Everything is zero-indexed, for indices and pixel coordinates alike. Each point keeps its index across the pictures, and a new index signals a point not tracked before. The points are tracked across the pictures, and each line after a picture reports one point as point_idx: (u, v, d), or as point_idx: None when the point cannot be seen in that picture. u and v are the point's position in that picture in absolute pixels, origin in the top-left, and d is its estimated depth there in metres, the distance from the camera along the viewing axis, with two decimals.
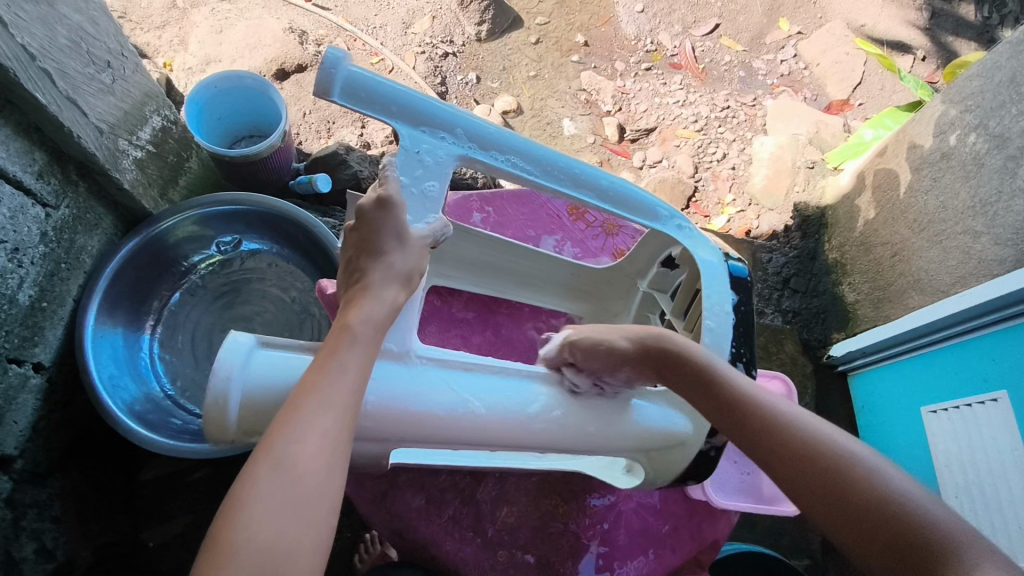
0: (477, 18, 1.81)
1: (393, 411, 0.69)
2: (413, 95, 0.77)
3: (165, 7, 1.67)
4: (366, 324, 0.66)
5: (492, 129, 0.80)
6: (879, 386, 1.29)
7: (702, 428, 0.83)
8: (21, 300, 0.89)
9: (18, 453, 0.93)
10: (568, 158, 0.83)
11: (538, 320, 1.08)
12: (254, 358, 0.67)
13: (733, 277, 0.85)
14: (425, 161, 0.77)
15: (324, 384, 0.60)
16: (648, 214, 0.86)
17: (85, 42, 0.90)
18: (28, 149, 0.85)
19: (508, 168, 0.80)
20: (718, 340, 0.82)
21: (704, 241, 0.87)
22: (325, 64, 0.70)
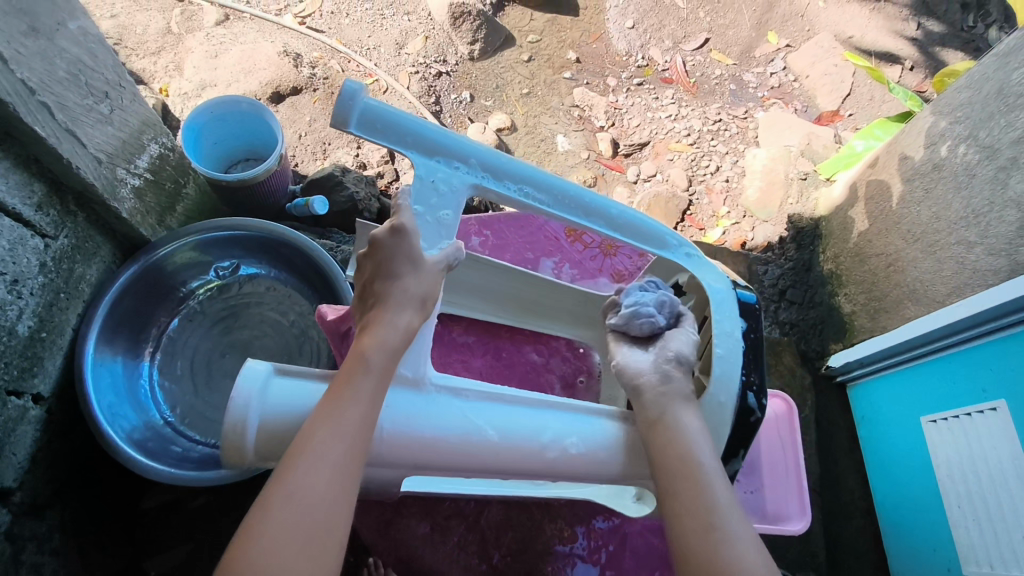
0: (470, 37, 1.84)
1: (406, 439, 0.68)
2: (429, 125, 0.77)
3: (160, 33, 1.68)
4: (380, 353, 0.67)
5: (506, 160, 0.80)
6: (879, 397, 1.29)
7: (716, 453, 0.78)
8: (21, 331, 0.89)
9: (17, 485, 0.92)
10: (579, 188, 0.82)
11: (538, 342, 1.09)
12: (270, 386, 0.67)
13: (742, 305, 0.84)
14: (440, 189, 0.77)
15: (336, 413, 0.62)
16: (657, 242, 0.86)
17: (84, 74, 0.91)
18: (28, 181, 0.85)
19: (521, 198, 0.80)
20: (727, 369, 0.79)
21: (712, 269, 0.86)
22: (343, 96, 0.70)
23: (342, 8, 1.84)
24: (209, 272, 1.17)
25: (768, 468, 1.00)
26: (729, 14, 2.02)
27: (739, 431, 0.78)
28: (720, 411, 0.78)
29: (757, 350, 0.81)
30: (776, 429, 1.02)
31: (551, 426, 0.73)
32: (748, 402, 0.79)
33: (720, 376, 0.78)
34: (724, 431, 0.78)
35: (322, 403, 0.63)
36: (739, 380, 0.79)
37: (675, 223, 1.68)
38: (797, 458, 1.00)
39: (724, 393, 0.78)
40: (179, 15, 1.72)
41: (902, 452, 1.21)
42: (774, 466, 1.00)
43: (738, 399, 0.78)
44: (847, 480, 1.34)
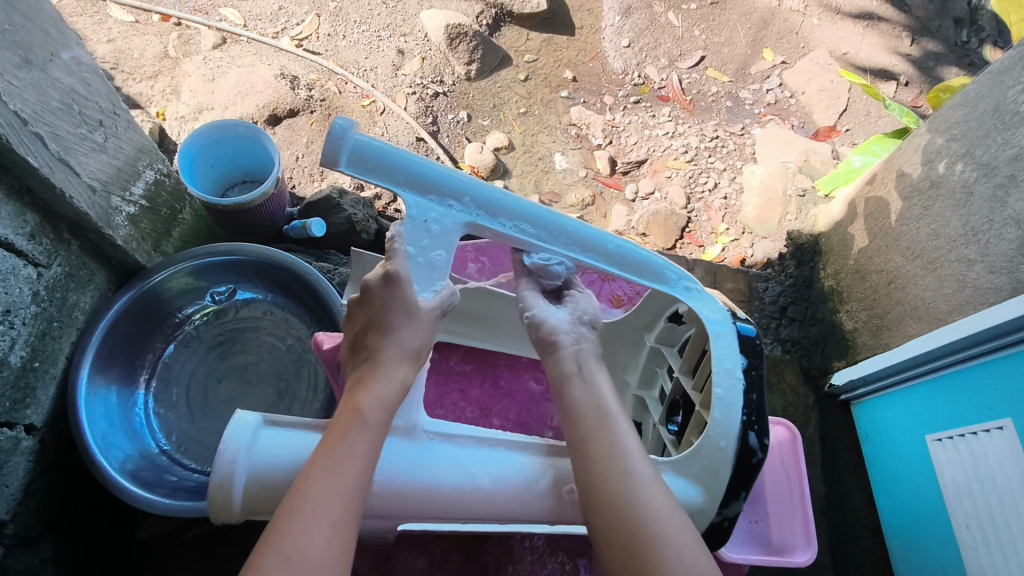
0: (466, 58, 1.85)
1: (401, 488, 0.67)
2: (421, 162, 0.75)
3: (157, 57, 1.69)
4: (376, 408, 0.66)
5: (500, 195, 0.79)
6: (884, 415, 1.27)
7: (715, 496, 0.76)
8: (13, 361, 0.88)
9: (9, 517, 0.91)
10: (575, 222, 0.81)
11: (537, 371, 1.07)
12: (259, 438, 0.65)
13: (743, 340, 0.83)
14: (432, 230, 0.76)
15: (333, 468, 0.61)
16: (655, 277, 0.84)
17: (77, 104, 0.90)
18: (20, 211, 0.85)
19: (514, 235, 0.79)
20: (727, 411, 0.78)
21: (710, 300, 0.85)
22: (333, 135, 0.69)
23: (339, 30, 1.85)
24: (205, 297, 1.17)
25: (772, 496, 0.98)
26: (723, 32, 2.04)
27: (740, 472, 0.77)
28: (718, 455, 0.76)
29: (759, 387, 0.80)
30: (780, 457, 1.01)
31: (548, 472, 0.72)
32: (749, 442, 0.77)
33: (718, 419, 0.77)
34: (723, 474, 0.76)
35: (317, 454, 0.62)
36: (739, 420, 0.77)
37: (675, 241, 1.67)
38: (802, 486, 0.97)
39: (723, 436, 0.77)
40: (177, 40, 1.73)
41: (907, 470, 1.20)
42: (779, 495, 0.98)
43: (739, 442, 0.77)
44: (853, 499, 1.32)
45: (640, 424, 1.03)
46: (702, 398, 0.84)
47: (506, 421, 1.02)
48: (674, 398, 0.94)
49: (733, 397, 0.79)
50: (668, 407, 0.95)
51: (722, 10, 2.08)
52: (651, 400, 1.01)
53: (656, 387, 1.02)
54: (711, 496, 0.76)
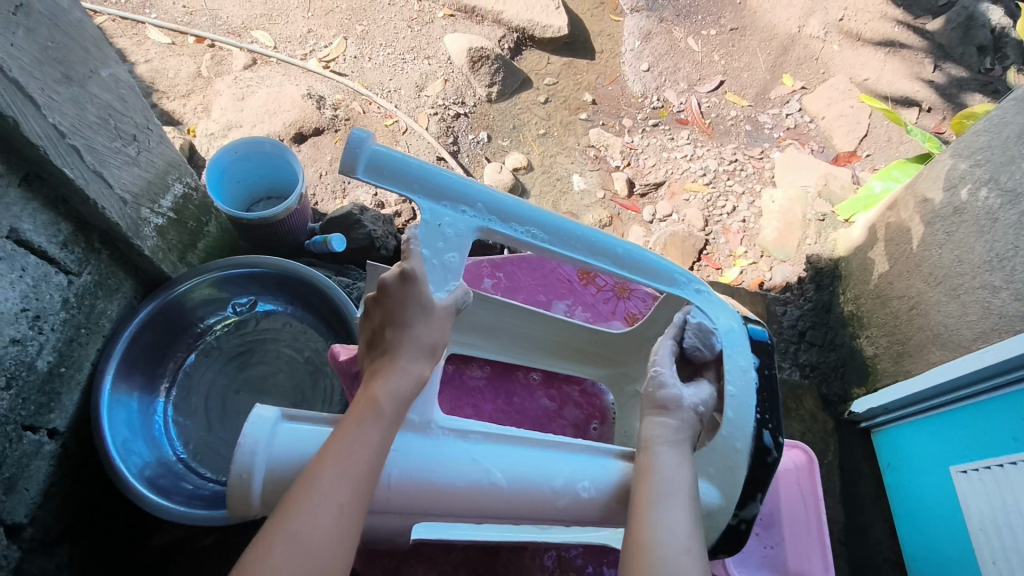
0: (488, 80, 1.89)
1: (414, 483, 0.67)
2: (436, 170, 0.77)
3: (190, 76, 1.75)
4: (391, 400, 0.68)
5: (512, 201, 0.80)
6: (908, 444, 1.24)
7: (731, 496, 0.75)
8: (40, 366, 0.91)
9: (28, 520, 0.93)
10: (588, 228, 0.82)
11: (551, 386, 1.07)
12: (278, 432, 0.66)
13: (755, 342, 0.83)
14: (447, 234, 0.77)
15: (343, 454, 0.62)
16: (666, 279, 0.85)
17: (113, 118, 0.94)
18: (54, 221, 0.89)
19: (526, 240, 0.80)
20: (740, 410, 0.77)
21: (723, 305, 0.85)
22: (351, 144, 0.71)
23: (364, 53, 1.91)
24: (227, 308, 1.19)
25: (788, 519, 0.97)
26: (743, 58, 2.06)
27: (755, 483, 0.76)
28: (734, 455, 0.76)
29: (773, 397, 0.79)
30: (799, 483, 0.99)
31: (563, 469, 0.72)
32: (765, 440, 0.77)
33: (732, 418, 0.77)
34: (739, 473, 0.75)
35: (331, 442, 0.63)
36: (753, 417, 0.77)
37: (692, 263, 1.67)
38: (819, 515, 0.96)
39: (738, 437, 0.76)
40: (209, 60, 1.79)
41: (934, 501, 1.16)
42: (795, 521, 0.96)
43: (754, 439, 0.76)
44: (874, 530, 1.28)
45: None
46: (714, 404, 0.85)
47: None
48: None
49: (747, 395, 0.79)
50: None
51: (742, 36, 2.10)
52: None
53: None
54: (727, 495, 0.75)
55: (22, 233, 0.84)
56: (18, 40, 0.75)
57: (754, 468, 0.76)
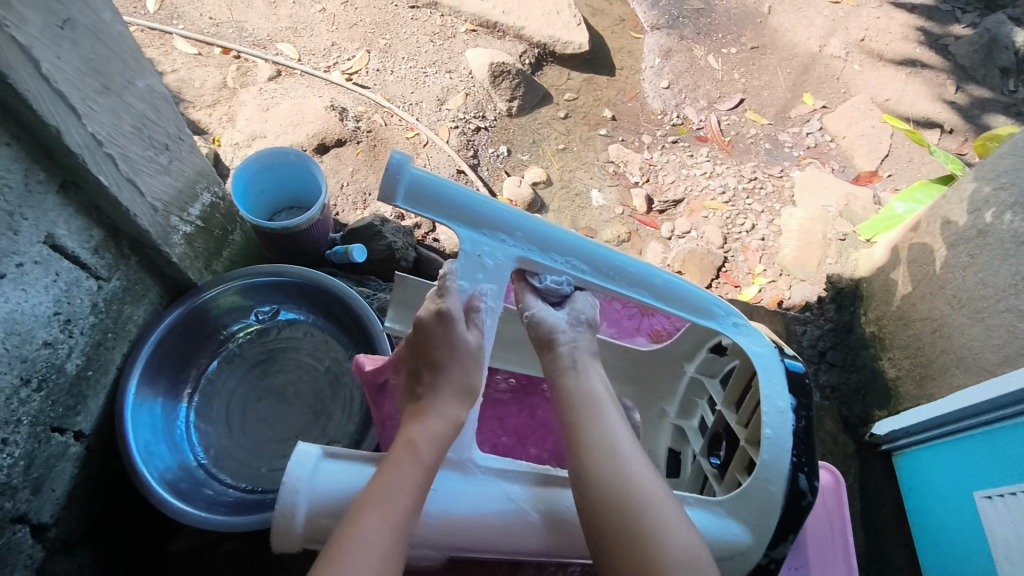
0: (509, 95, 1.90)
1: (452, 523, 0.68)
2: (476, 197, 0.76)
3: (216, 87, 1.78)
4: (428, 444, 0.68)
5: (552, 230, 0.79)
6: (932, 469, 1.22)
7: (763, 538, 0.74)
8: (68, 368, 0.93)
9: (53, 520, 0.95)
10: (626, 258, 0.81)
11: None
12: (321, 469, 0.66)
13: (790, 375, 0.81)
14: (486, 264, 0.77)
15: (382, 496, 0.63)
16: (703, 311, 0.83)
17: (147, 128, 0.95)
18: (87, 227, 0.90)
19: (566, 270, 0.79)
20: (777, 454, 0.75)
21: (757, 336, 0.83)
22: (391, 168, 0.71)
23: (387, 66, 1.93)
24: (250, 316, 1.20)
25: (816, 542, 0.94)
26: (764, 76, 2.06)
27: (787, 518, 0.74)
28: (768, 499, 0.74)
29: (808, 431, 0.78)
30: (824, 504, 0.97)
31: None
32: (799, 484, 0.75)
33: (767, 462, 0.75)
34: (773, 516, 0.74)
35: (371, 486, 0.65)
36: (788, 461, 0.75)
37: (710, 280, 1.66)
38: (847, 538, 0.94)
39: (772, 483, 0.75)
40: (235, 71, 1.82)
41: (959, 527, 1.13)
42: (822, 544, 0.94)
43: (788, 484, 0.75)
44: (896, 557, 1.26)
45: (679, 454, 1.00)
46: (745, 434, 0.82)
47: (543, 452, 1.00)
48: (717, 430, 0.92)
49: (783, 437, 0.77)
50: (710, 441, 0.92)
51: (762, 54, 2.10)
52: (690, 430, 0.99)
53: (696, 418, 1.00)
54: (758, 537, 0.74)
55: (58, 238, 0.86)
56: (63, 52, 0.77)
57: (785, 494, 0.74)
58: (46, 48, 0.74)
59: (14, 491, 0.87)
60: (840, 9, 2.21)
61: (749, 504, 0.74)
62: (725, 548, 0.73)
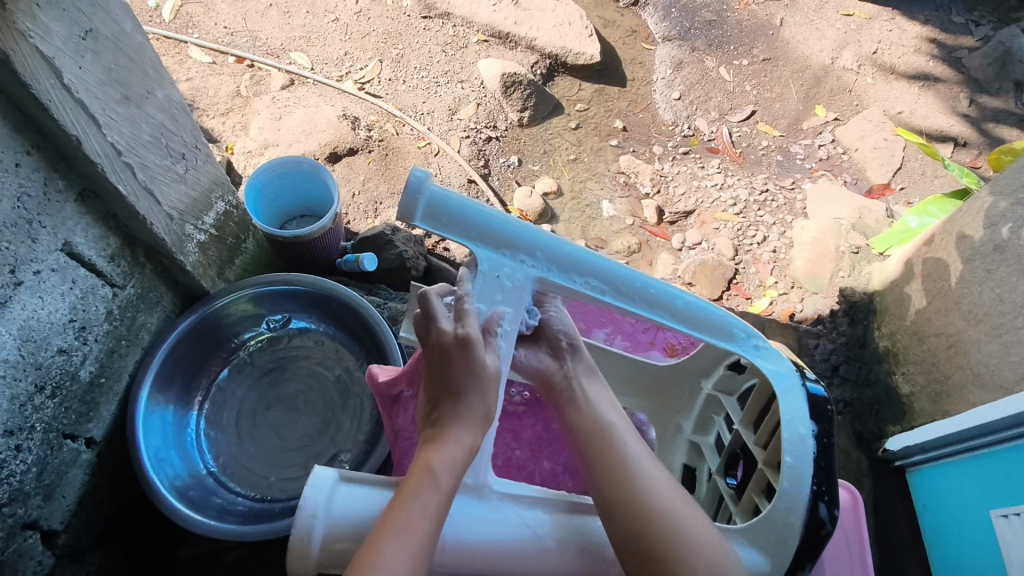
0: (520, 105, 1.91)
1: (468, 548, 0.67)
2: (495, 216, 0.77)
3: (229, 95, 1.80)
4: (447, 470, 0.66)
5: (572, 251, 0.79)
6: (947, 487, 1.20)
7: (782, 566, 0.73)
8: (82, 376, 0.93)
9: (63, 527, 0.95)
10: (646, 279, 0.81)
11: None
12: (338, 493, 0.66)
13: (812, 399, 0.79)
14: (505, 285, 0.78)
15: (402, 522, 0.62)
16: (723, 333, 0.82)
17: (165, 137, 0.96)
18: (104, 235, 0.91)
19: (585, 290, 0.79)
20: (797, 481, 0.74)
21: (777, 356, 0.83)
22: (411, 186, 0.72)
23: (399, 75, 1.95)
24: (261, 324, 1.20)
25: (833, 562, 0.93)
26: (776, 88, 2.06)
27: (807, 545, 0.73)
28: (786, 528, 0.73)
29: (828, 450, 0.77)
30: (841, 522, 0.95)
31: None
32: (819, 513, 0.73)
33: (787, 490, 0.74)
34: (792, 543, 0.73)
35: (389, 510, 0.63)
36: (808, 489, 0.73)
37: (721, 292, 1.65)
38: (865, 558, 0.92)
39: (793, 510, 0.73)
40: (249, 80, 1.84)
41: (975, 546, 1.12)
42: (839, 563, 0.92)
43: (809, 512, 0.73)
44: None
45: (695, 470, 1.01)
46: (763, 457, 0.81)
47: (556, 466, 0.99)
48: (734, 450, 0.91)
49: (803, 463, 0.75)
50: (726, 460, 0.92)
51: (774, 66, 2.10)
52: (706, 447, 0.99)
53: (711, 434, 0.99)
54: (776, 566, 0.73)
55: (75, 246, 0.86)
56: (85, 63, 0.78)
57: (805, 515, 0.73)
58: (69, 60, 0.75)
59: (27, 497, 0.88)
60: (852, 22, 2.21)
61: (767, 531, 0.73)
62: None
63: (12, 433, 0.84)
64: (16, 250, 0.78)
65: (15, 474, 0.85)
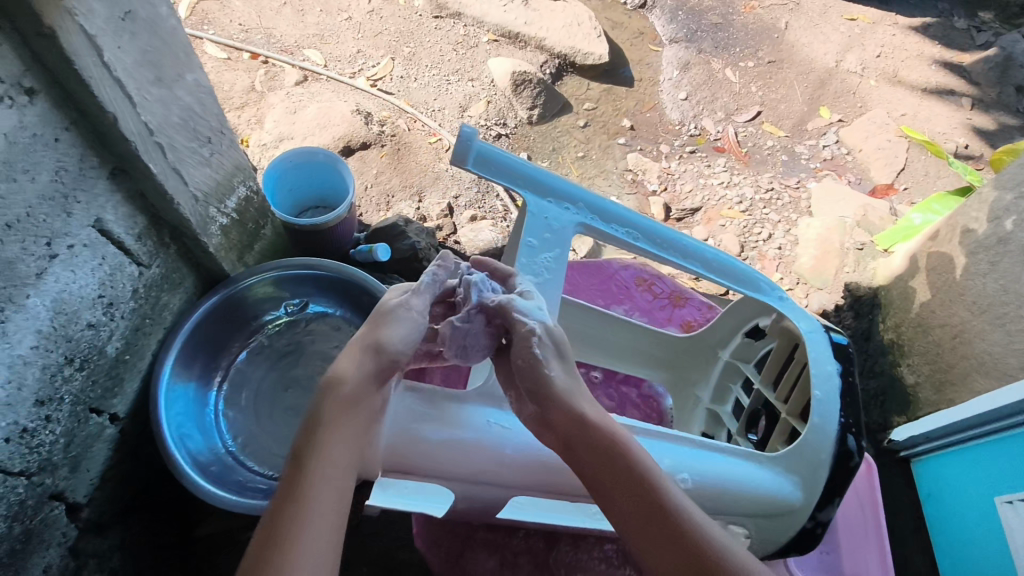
0: (530, 103, 1.95)
1: (528, 463, 0.78)
2: (538, 169, 0.87)
3: (244, 90, 1.83)
4: (339, 402, 0.71)
5: (612, 204, 0.89)
6: (951, 474, 1.22)
7: (811, 496, 0.80)
8: (109, 351, 0.95)
9: (86, 501, 0.97)
10: (679, 235, 0.90)
11: (609, 386, 1.16)
12: (405, 404, 0.79)
13: (835, 347, 0.87)
14: (553, 227, 0.87)
15: (319, 471, 0.66)
16: (751, 285, 0.91)
17: (193, 121, 0.96)
18: (132, 214, 0.93)
19: (625, 240, 0.89)
20: (825, 414, 0.81)
21: (805, 313, 0.89)
22: (461, 138, 0.81)
23: (411, 73, 1.98)
24: (280, 307, 1.22)
25: (845, 528, 1.04)
26: (781, 90, 2.09)
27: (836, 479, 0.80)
28: (817, 460, 0.80)
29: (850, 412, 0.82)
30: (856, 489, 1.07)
31: (664, 460, 0.77)
32: (848, 444, 0.81)
33: (818, 423, 0.81)
34: (823, 473, 0.80)
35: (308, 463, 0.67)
36: (836, 422, 0.81)
37: None
38: (877, 523, 1.04)
39: (822, 448, 0.81)
40: (263, 76, 1.87)
41: (979, 531, 1.14)
42: (852, 528, 1.04)
43: (837, 443, 0.81)
44: (915, 563, 1.25)
45: (713, 436, 1.05)
46: (788, 406, 0.89)
47: None
48: (755, 408, 0.97)
49: (830, 399, 0.83)
50: (748, 419, 0.98)
51: (779, 69, 2.14)
52: (724, 414, 1.03)
53: (729, 402, 1.04)
54: (808, 497, 0.80)
55: (106, 223, 0.89)
56: (123, 43, 0.80)
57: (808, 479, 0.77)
58: (109, 38, 0.77)
59: (54, 468, 0.90)
60: (856, 26, 2.25)
61: (798, 456, 0.81)
62: (774, 500, 0.80)
63: (43, 403, 0.86)
64: (51, 223, 0.81)
65: (44, 444, 0.88)
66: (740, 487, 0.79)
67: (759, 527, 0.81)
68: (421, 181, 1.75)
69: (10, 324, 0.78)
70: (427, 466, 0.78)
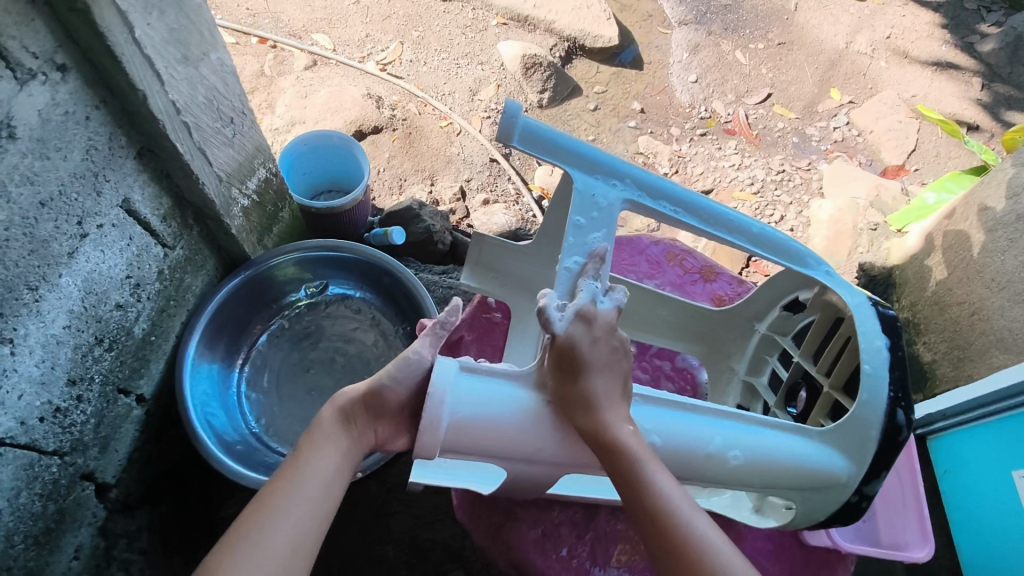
0: (540, 86, 1.94)
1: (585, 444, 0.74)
2: (582, 144, 0.84)
3: (254, 75, 1.83)
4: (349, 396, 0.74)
5: (655, 178, 0.86)
6: (966, 450, 1.23)
7: (862, 467, 0.82)
8: (136, 332, 0.96)
9: (114, 481, 0.97)
10: (724, 208, 0.89)
11: (643, 360, 1.17)
12: (461, 381, 0.70)
13: (885, 319, 0.86)
14: (599, 204, 0.83)
15: (327, 432, 0.72)
16: (796, 260, 0.90)
17: (217, 100, 0.96)
18: (157, 194, 0.93)
19: (670, 214, 0.87)
20: (875, 393, 0.81)
21: (849, 287, 0.89)
22: (506, 115, 0.79)
23: (420, 57, 1.96)
24: (301, 288, 1.22)
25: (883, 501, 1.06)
26: (791, 72, 2.08)
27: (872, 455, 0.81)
28: (864, 434, 0.82)
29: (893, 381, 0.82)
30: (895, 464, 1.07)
31: (716, 437, 0.77)
32: (898, 418, 0.81)
33: (866, 400, 0.81)
34: (870, 447, 0.81)
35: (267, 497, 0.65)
36: (886, 398, 0.81)
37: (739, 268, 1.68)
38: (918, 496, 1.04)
39: (871, 425, 0.81)
40: (272, 60, 1.86)
41: (996, 502, 1.16)
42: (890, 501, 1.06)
43: (887, 417, 0.81)
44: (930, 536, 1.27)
45: (749, 408, 1.09)
46: (830, 379, 0.91)
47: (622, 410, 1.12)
48: (794, 381, 1.00)
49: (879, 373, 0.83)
50: (787, 392, 1.01)
51: (789, 50, 2.13)
52: (761, 386, 1.07)
53: (766, 372, 1.07)
54: (857, 468, 0.82)
55: (133, 203, 0.89)
56: (153, 20, 0.80)
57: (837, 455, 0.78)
58: (139, 15, 0.77)
59: (85, 447, 0.91)
60: (866, 7, 2.24)
61: (848, 427, 0.82)
62: (823, 475, 0.81)
63: (74, 383, 0.86)
64: (82, 202, 0.81)
65: (76, 424, 0.88)
66: (789, 462, 0.80)
67: (803, 500, 0.84)
68: (433, 165, 1.74)
69: (44, 302, 0.79)
70: (483, 449, 0.71)
